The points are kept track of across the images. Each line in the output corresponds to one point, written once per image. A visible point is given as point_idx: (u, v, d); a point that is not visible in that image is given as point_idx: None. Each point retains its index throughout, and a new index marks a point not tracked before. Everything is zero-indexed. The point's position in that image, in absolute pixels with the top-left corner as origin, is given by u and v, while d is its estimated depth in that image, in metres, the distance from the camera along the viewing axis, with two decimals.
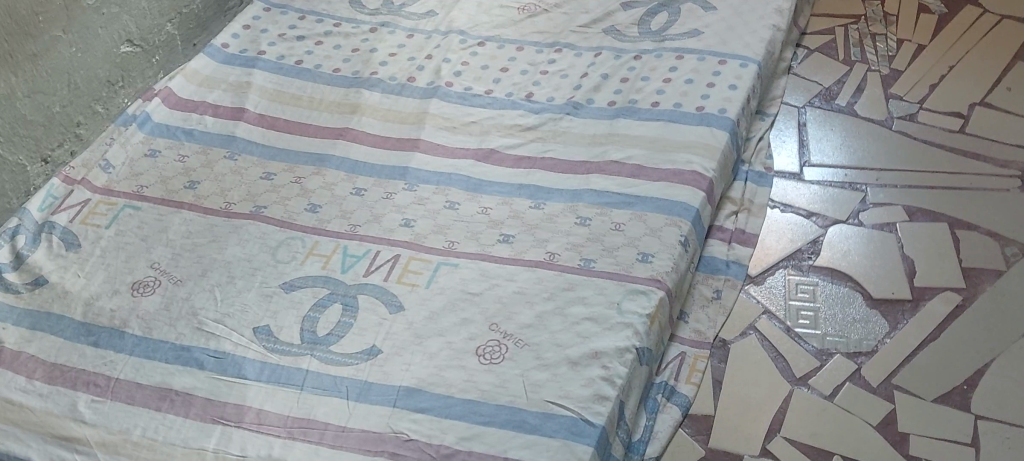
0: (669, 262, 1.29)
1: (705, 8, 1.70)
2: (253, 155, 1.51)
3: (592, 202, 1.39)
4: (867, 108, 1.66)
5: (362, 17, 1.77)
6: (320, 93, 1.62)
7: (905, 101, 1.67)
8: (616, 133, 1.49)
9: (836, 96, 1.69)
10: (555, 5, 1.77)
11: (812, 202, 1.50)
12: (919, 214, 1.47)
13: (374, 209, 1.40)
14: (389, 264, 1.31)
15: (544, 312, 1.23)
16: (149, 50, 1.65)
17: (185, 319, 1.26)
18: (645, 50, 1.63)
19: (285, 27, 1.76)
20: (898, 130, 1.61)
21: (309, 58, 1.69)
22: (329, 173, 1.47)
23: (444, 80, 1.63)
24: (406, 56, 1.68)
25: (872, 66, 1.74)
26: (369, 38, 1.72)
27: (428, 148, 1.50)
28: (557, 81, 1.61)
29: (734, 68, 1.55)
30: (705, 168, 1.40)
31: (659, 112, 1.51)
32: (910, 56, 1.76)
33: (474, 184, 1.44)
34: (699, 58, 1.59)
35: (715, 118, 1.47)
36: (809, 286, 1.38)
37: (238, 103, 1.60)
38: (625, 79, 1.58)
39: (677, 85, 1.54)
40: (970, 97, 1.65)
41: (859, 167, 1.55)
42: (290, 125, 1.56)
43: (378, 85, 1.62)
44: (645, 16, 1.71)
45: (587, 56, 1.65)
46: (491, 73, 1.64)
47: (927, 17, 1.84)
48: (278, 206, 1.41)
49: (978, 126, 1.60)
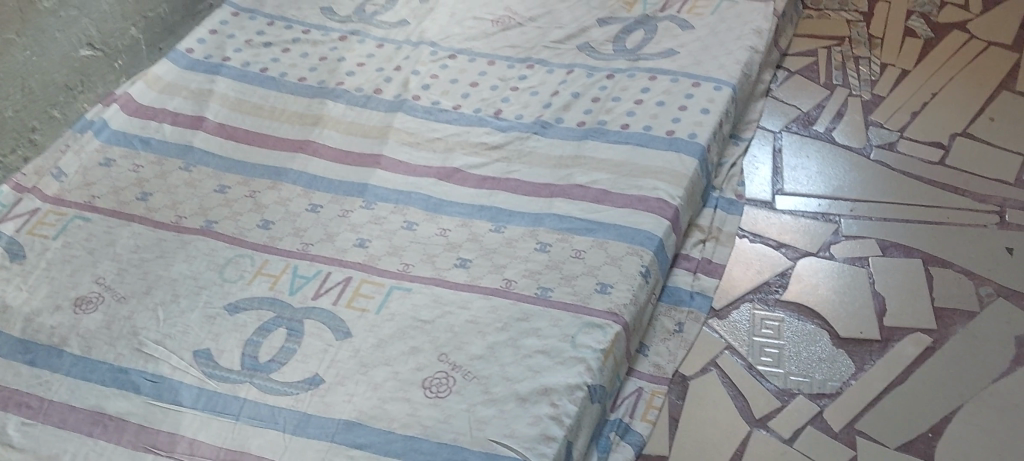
0: (628, 294, 1.24)
1: (683, 26, 1.65)
2: (208, 166, 1.46)
3: (553, 227, 1.35)
4: (846, 135, 1.61)
5: (332, 25, 1.72)
6: (282, 103, 1.57)
7: (885, 128, 1.62)
8: (583, 156, 1.46)
9: (815, 121, 1.64)
10: (529, 18, 1.72)
11: (782, 232, 1.47)
12: (893, 248, 1.42)
13: (329, 228, 1.36)
14: (340, 287, 1.26)
15: (496, 343, 1.19)
16: (111, 54, 1.60)
17: (125, 338, 1.22)
18: (617, 68, 1.59)
19: (252, 33, 1.71)
20: (876, 159, 1.57)
21: (275, 66, 1.64)
22: (284, 187, 1.42)
23: (411, 93, 1.58)
24: (373, 67, 1.64)
25: (854, 91, 1.70)
26: (337, 46, 1.68)
27: (390, 165, 1.46)
28: (526, 98, 1.57)
29: (707, 91, 1.52)
30: (670, 195, 1.38)
31: (627, 135, 1.48)
32: (893, 81, 1.71)
33: (433, 204, 1.40)
34: (672, 79, 1.55)
35: (684, 143, 1.45)
36: (774, 322, 1.34)
37: (198, 112, 1.55)
38: (596, 99, 1.55)
39: (648, 107, 1.51)
40: (951, 127, 1.61)
41: (833, 198, 1.51)
42: (249, 136, 1.51)
43: (343, 96, 1.58)
44: (621, 33, 1.66)
45: (559, 74, 1.60)
46: (459, 88, 1.60)
47: (912, 41, 1.79)
48: (230, 222, 1.37)
49: (959, 158, 1.55)
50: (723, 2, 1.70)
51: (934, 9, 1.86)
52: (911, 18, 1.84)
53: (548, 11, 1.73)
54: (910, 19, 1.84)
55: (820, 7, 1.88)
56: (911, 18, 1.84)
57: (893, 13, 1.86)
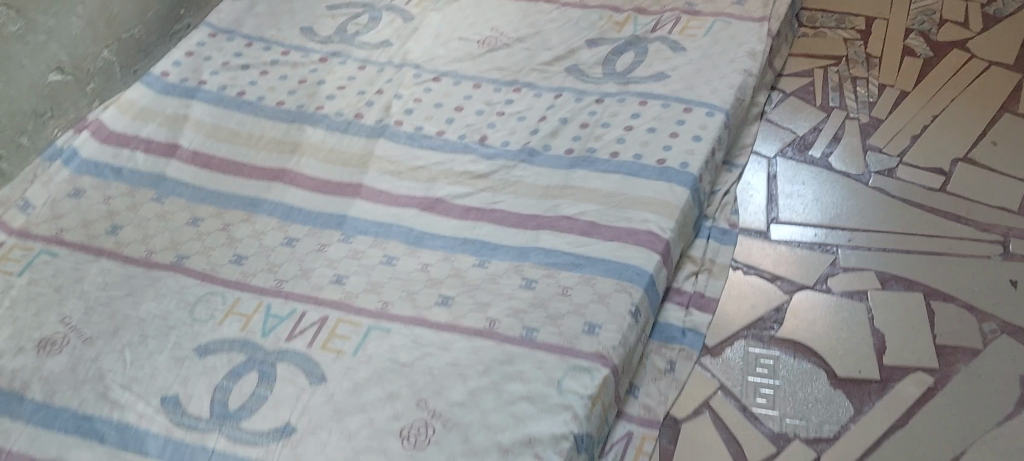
0: (616, 336, 1.19)
1: (674, 48, 1.60)
2: (181, 197, 1.41)
3: (539, 262, 1.30)
4: (843, 161, 1.57)
5: (312, 45, 1.66)
6: (259, 129, 1.52)
7: (884, 153, 1.57)
8: (570, 186, 1.41)
9: (811, 146, 1.60)
10: (517, 39, 1.66)
11: (777, 264, 1.42)
12: (893, 281, 1.37)
13: (304, 263, 1.30)
14: (315, 328, 1.21)
15: (477, 387, 1.13)
16: (83, 79, 1.55)
17: (90, 383, 1.16)
18: (607, 92, 1.54)
19: (229, 54, 1.65)
20: (875, 186, 1.52)
21: (253, 89, 1.59)
22: (259, 220, 1.37)
23: (393, 118, 1.53)
24: (354, 90, 1.58)
25: (851, 113, 1.65)
26: (318, 69, 1.62)
27: (370, 196, 1.41)
28: (512, 124, 1.52)
29: (699, 117, 1.48)
30: (661, 228, 1.33)
31: (617, 164, 1.43)
32: (892, 103, 1.65)
33: (415, 236, 1.35)
34: (663, 103, 1.50)
35: (675, 173, 1.40)
36: (770, 360, 1.28)
37: (172, 139, 1.50)
38: (584, 124, 1.50)
39: (638, 134, 1.47)
40: (953, 152, 1.56)
41: (831, 227, 1.46)
42: (224, 164, 1.46)
43: (323, 121, 1.53)
44: (611, 55, 1.61)
45: (547, 98, 1.55)
46: (444, 112, 1.54)
47: (911, 61, 1.73)
48: (202, 256, 1.32)
49: (960, 185, 1.50)
50: (716, 22, 1.64)
51: (934, 27, 1.80)
52: (910, 37, 1.78)
53: (536, 31, 1.67)
54: (909, 38, 1.78)
55: (816, 25, 1.82)
56: (910, 37, 1.78)
57: (892, 31, 1.80)
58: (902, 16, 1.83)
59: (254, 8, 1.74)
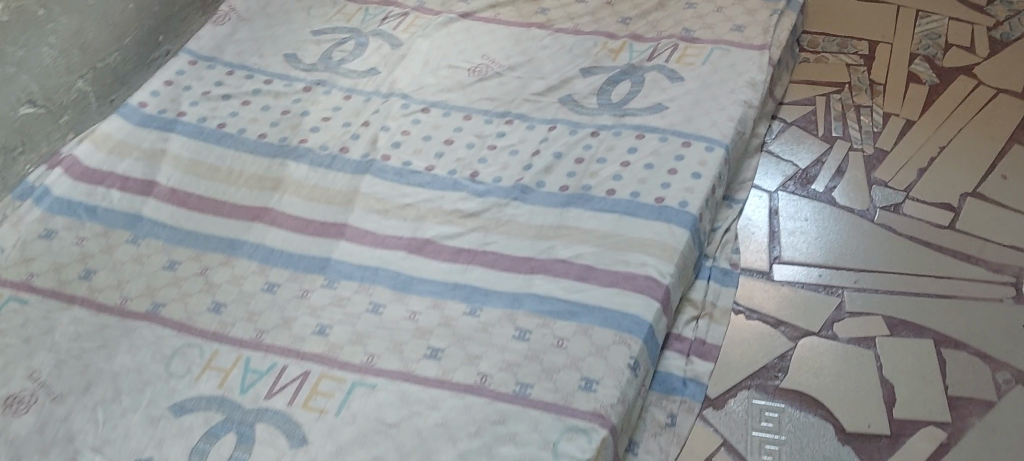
0: (615, 392, 1.13)
1: (672, 78, 1.54)
2: (158, 238, 1.35)
3: (533, 310, 1.23)
4: (847, 196, 1.51)
5: (296, 73, 1.60)
6: (240, 164, 1.46)
7: (890, 187, 1.52)
8: (565, 225, 1.35)
9: (813, 179, 1.54)
10: (508, 68, 1.60)
11: (780, 307, 1.36)
12: (902, 327, 1.33)
13: (286, 311, 1.24)
14: (296, 384, 1.15)
15: (467, 451, 1.07)
16: (56, 110, 1.49)
17: (60, 445, 1.10)
18: (602, 125, 1.49)
19: (209, 83, 1.58)
20: (881, 222, 1.47)
21: (233, 121, 1.52)
22: (238, 263, 1.31)
23: (380, 153, 1.47)
24: (339, 121, 1.52)
25: (856, 144, 1.59)
26: (301, 99, 1.56)
27: (355, 236, 1.35)
28: (504, 158, 1.46)
29: (699, 152, 1.42)
30: (660, 272, 1.27)
31: (613, 203, 1.37)
32: (897, 133, 1.60)
33: (402, 281, 1.28)
34: (661, 138, 1.45)
35: (674, 212, 1.35)
36: (774, 413, 1.23)
37: (149, 175, 1.43)
38: (579, 159, 1.44)
39: (636, 170, 1.41)
40: (961, 186, 1.51)
41: (836, 268, 1.41)
42: (203, 203, 1.40)
43: (306, 156, 1.46)
44: (606, 85, 1.55)
45: (540, 130, 1.49)
46: (433, 145, 1.48)
47: (916, 88, 1.68)
48: (178, 304, 1.26)
49: (970, 222, 1.46)
50: (715, 49, 1.58)
51: (939, 52, 1.75)
52: (914, 62, 1.72)
53: (529, 59, 1.61)
54: (913, 64, 1.72)
55: (817, 50, 1.76)
56: (914, 62, 1.73)
57: (895, 56, 1.74)
58: (906, 40, 1.77)
59: (236, 33, 1.67)
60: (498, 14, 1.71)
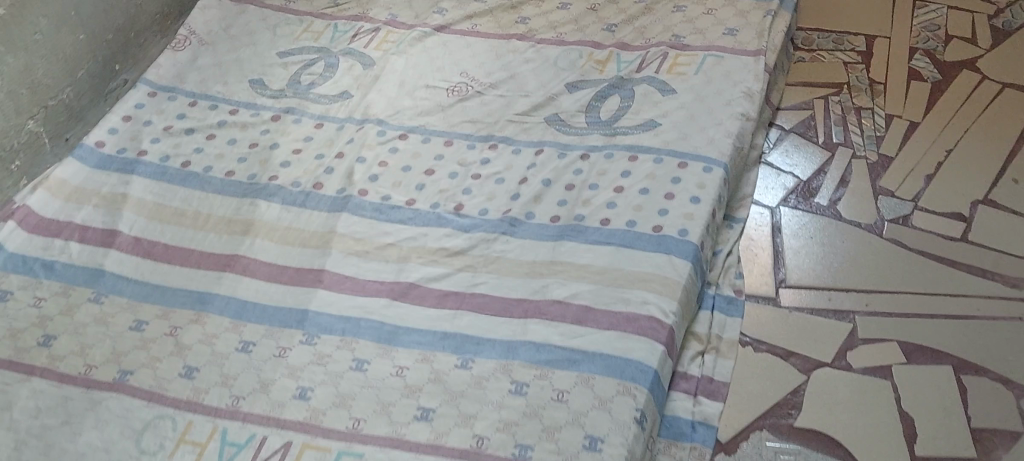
0: (622, 450, 1.05)
1: (663, 90, 1.46)
2: (122, 295, 1.25)
3: (529, 359, 1.15)
4: (852, 208, 1.43)
5: (263, 101, 1.50)
6: (207, 207, 1.36)
7: (897, 197, 1.44)
8: (559, 261, 1.27)
9: (816, 192, 1.46)
10: (490, 85, 1.51)
11: (788, 337, 1.29)
12: (918, 353, 1.25)
13: (263, 374, 1.15)
14: (277, 457, 1.06)
15: None
16: (7, 155, 1.38)
17: None
18: (592, 146, 1.40)
19: (171, 117, 1.48)
20: (890, 238, 1.39)
21: (199, 158, 1.43)
22: (210, 320, 1.22)
23: (357, 187, 1.37)
24: (311, 153, 1.42)
25: (858, 151, 1.51)
26: (270, 129, 1.46)
27: (334, 283, 1.26)
28: (490, 187, 1.37)
29: (695, 174, 1.34)
30: (663, 311, 1.19)
31: (608, 234, 1.29)
32: (902, 137, 1.52)
33: (387, 333, 1.19)
34: (655, 159, 1.37)
35: (674, 242, 1.27)
36: (790, 456, 1.16)
37: (110, 224, 1.34)
38: (569, 186, 1.36)
39: (630, 197, 1.33)
40: (972, 193, 1.43)
41: (846, 289, 1.33)
42: (169, 253, 1.31)
43: (278, 194, 1.37)
44: (594, 101, 1.46)
45: (527, 154, 1.41)
46: (413, 176, 1.39)
47: (918, 86, 1.59)
48: (147, 370, 1.16)
49: (983, 233, 1.38)
50: (708, 56, 1.50)
51: (939, 45, 1.66)
52: (915, 58, 1.64)
53: (510, 75, 1.52)
54: (914, 59, 1.64)
55: (812, 47, 1.67)
56: (915, 57, 1.64)
57: (895, 51, 1.66)
58: (904, 33, 1.69)
59: (197, 59, 1.57)
60: (476, 25, 1.61)
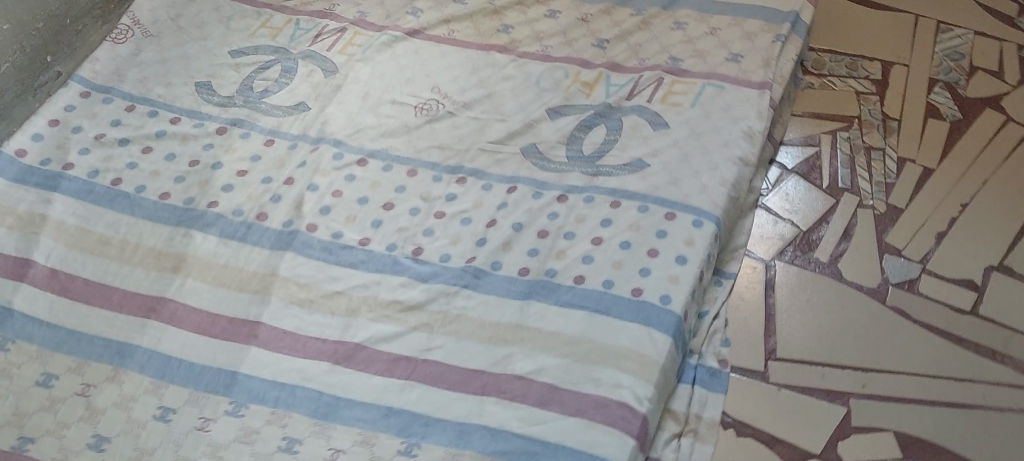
0: None
1: (655, 123, 1.31)
2: (33, 341, 1.11)
3: (482, 450, 1.01)
4: (854, 267, 1.29)
5: (209, 109, 1.35)
6: (136, 236, 1.22)
7: (904, 257, 1.30)
8: (525, 326, 1.12)
9: (816, 246, 1.32)
10: (463, 105, 1.35)
11: (775, 419, 1.14)
12: (916, 447, 1.11)
13: (181, 450, 1.02)
14: None
15: None
16: None
17: None
18: (571, 186, 1.26)
19: (105, 123, 1.33)
20: (894, 306, 1.25)
21: (131, 175, 1.28)
22: (128, 379, 1.08)
23: (306, 220, 1.23)
24: (257, 176, 1.27)
25: (866, 199, 1.36)
26: (214, 144, 1.31)
27: (270, 340, 1.12)
28: (455, 228, 1.23)
29: (684, 227, 1.19)
30: (636, 397, 1.05)
31: (583, 296, 1.14)
32: (914, 185, 1.37)
33: (325, 406, 1.06)
34: (640, 206, 1.22)
35: (654, 312, 1.12)
36: None
37: (25, 252, 1.19)
38: (543, 232, 1.21)
39: (610, 251, 1.18)
40: (987, 256, 1.29)
41: (841, 366, 1.19)
42: (89, 291, 1.16)
43: (215, 224, 1.23)
44: (577, 131, 1.31)
45: (498, 191, 1.26)
46: (369, 211, 1.24)
47: (936, 124, 1.45)
48: (51, 438, 1.03)
49: (997, 305, 1.24)
50: (707, 86, 1.34)
51: (962, 77, 1.51)
52: (934, 91, 1.49)
53: (487, 94, 1.36)
54: (933, 93, 1.49)
55: (824, 72, 1.53)
56: (934, 90, 1.49)
57: (913, 82, 1.51)
58: (925, 61, 1.54)
59: (139, 53, 1.41)
60: (453, 32, 1.45)
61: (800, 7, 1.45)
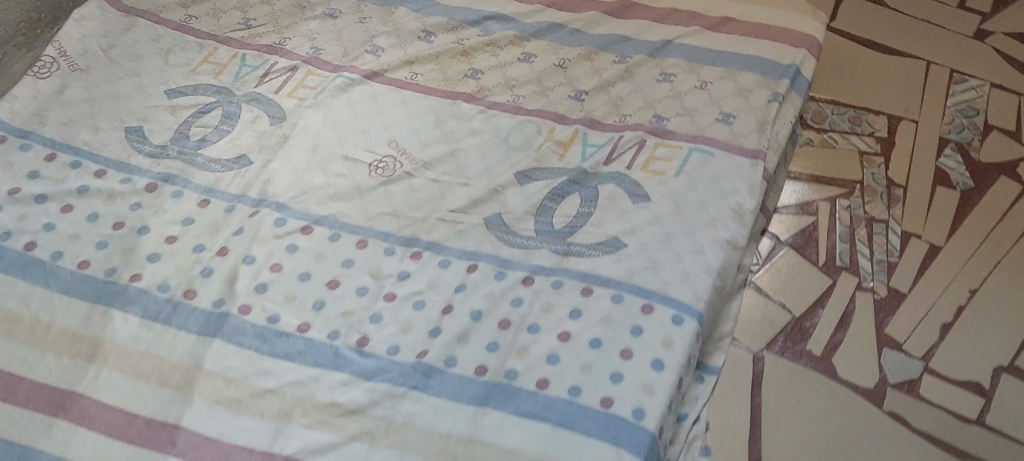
0: None
1: (634, 195, 1.17)
2: None
3: None
4: (849, 363, 1.17)
5: (139, 160, 1.21)
6: (48, 314, 1.08)
7: (904, 352, 1.17)
8: (478, 441, 0.97)
9: (809, 336, 1.19)
10: (423, 164, 1.22)
11: None
12: None
13: None
14: None
15: None
16: None
17: None
18: (538, 266, 1.12)
19: (21, 176, 1.19)
20: (890, 411, 1.12)
21: (48, 238, 1.14)
22: None
23: (239, 301, 1.09)
24: (188, 243, 1.14)
25: (866, 281, 1.24)
26: (142, 203, 1.17)
27: (189, 449, 0.98)
28: (406, 313, 1.09)
29: (661, 323, 1.05)
30: None
31: (544, 403, 0.99)
32: (918, 266, 1.25)
33: None
34: (614, 296, 1.08)
35: (624, 427, 0.96)
36: None
37: None
38: (504, 323, 1.07)
39: (578, 349, 1.04)
40: (996, 353, 1.17)
41: None
42: None
43: (138, 302, 1.09)
44: (548, 200, 1.18)
45: (458, 270, 1.13)
46: (312, 290, 1.11)
47: (945, 192, 1.33)
48: None
49: (1004, 413, 1.12)
50: (693, 151, 1.21)
51: (975, 138, 1.40)
52: (945, 153, 1.37)
53: (450, 151, 1.24)
54: (944, 155, 1.37)
55: (825, 126, 1.42)
56: (945, 152, 1.38)
57: (922, 140, 1.39)
58: (935, 117, 1.42)
59: (65, 90, 1.28)
60: (416, 75, 1.33)
61: (801, 59, 1.32)
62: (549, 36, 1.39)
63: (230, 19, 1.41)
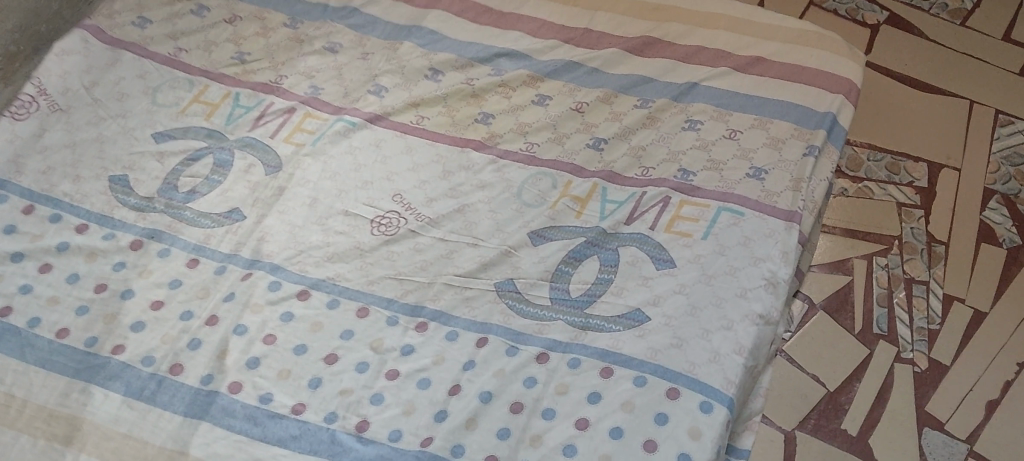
0: None
1: (657, 259, 1.08)
2: None
3: None
4: (885, 444, 1.15)
5: (123, 213, 1.13)
6: (22, 390, 0.99)
7: (947, 431, 1.16)
8: None
9: (843, 412, 1.17)
10: (430, 221, 1.13)
11: None
12: None
13: None
14: None
15: None
16: None
17: None
18: (553, 342, 1.02)
19: None
20: None
21: (23, 302, 1.05)
22: None
23: (229, 380, 1.00)
24: (175, 310, 1.05)
25: (905, 352, 1.22)
26: (126, 263, 1.09)
27: None
28: (410, 393, 0.99)
29: (688, 412, 0.95)
30: None
31: None
32: (961, 336, 1.23)
33: None
34: (636, 378, 0.98)
35: None
36: None
37: None
38: (516, 406, 0.97)
39: (596, 440, 0.94)
40: None
41: None
42: None
43: (120, 377, 1.00)
44: (564, 264, 1.09)
45: (466, 344, 1.03)
46: (309, 364, 1.02)
47: (988, 252, 1.31)
48: None
49: None
50: (722, 211, 1.12)
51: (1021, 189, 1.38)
52: (989, 207, 1.36)
53: (459, 207, 1.15)
54: (988, 209, 1.35)
55: (862, 175, 1.40)
56: (989, 207, 1.36)
57: (965, 193, 1.37)
58: (979, 167, 1.40)
59: (44, 134, 1.20)
60: (423, 119, 1.25)
61: (838, 107, 1.22)
62: (565, 76, 1.29)
63: (223, 53, 1.32)
